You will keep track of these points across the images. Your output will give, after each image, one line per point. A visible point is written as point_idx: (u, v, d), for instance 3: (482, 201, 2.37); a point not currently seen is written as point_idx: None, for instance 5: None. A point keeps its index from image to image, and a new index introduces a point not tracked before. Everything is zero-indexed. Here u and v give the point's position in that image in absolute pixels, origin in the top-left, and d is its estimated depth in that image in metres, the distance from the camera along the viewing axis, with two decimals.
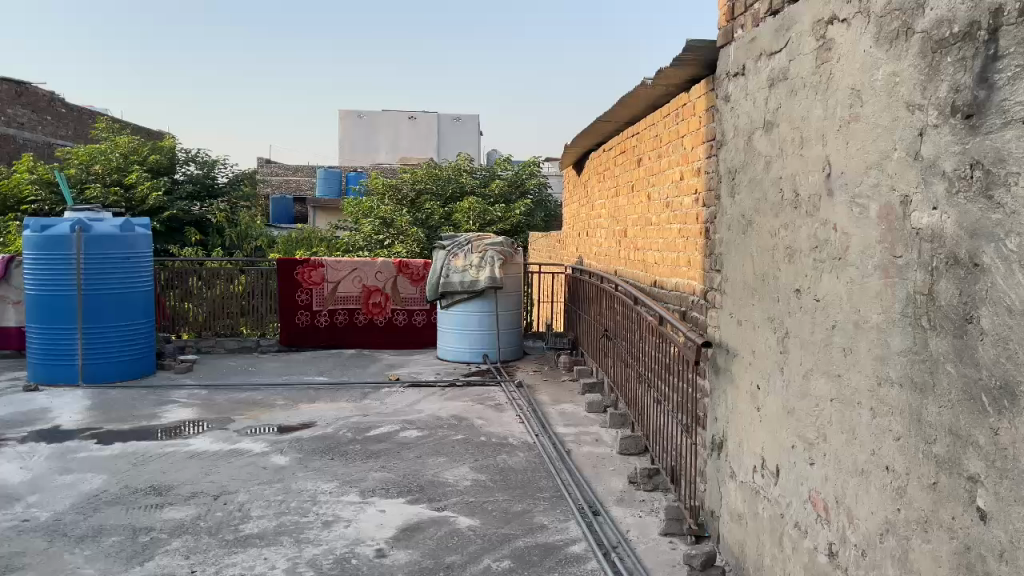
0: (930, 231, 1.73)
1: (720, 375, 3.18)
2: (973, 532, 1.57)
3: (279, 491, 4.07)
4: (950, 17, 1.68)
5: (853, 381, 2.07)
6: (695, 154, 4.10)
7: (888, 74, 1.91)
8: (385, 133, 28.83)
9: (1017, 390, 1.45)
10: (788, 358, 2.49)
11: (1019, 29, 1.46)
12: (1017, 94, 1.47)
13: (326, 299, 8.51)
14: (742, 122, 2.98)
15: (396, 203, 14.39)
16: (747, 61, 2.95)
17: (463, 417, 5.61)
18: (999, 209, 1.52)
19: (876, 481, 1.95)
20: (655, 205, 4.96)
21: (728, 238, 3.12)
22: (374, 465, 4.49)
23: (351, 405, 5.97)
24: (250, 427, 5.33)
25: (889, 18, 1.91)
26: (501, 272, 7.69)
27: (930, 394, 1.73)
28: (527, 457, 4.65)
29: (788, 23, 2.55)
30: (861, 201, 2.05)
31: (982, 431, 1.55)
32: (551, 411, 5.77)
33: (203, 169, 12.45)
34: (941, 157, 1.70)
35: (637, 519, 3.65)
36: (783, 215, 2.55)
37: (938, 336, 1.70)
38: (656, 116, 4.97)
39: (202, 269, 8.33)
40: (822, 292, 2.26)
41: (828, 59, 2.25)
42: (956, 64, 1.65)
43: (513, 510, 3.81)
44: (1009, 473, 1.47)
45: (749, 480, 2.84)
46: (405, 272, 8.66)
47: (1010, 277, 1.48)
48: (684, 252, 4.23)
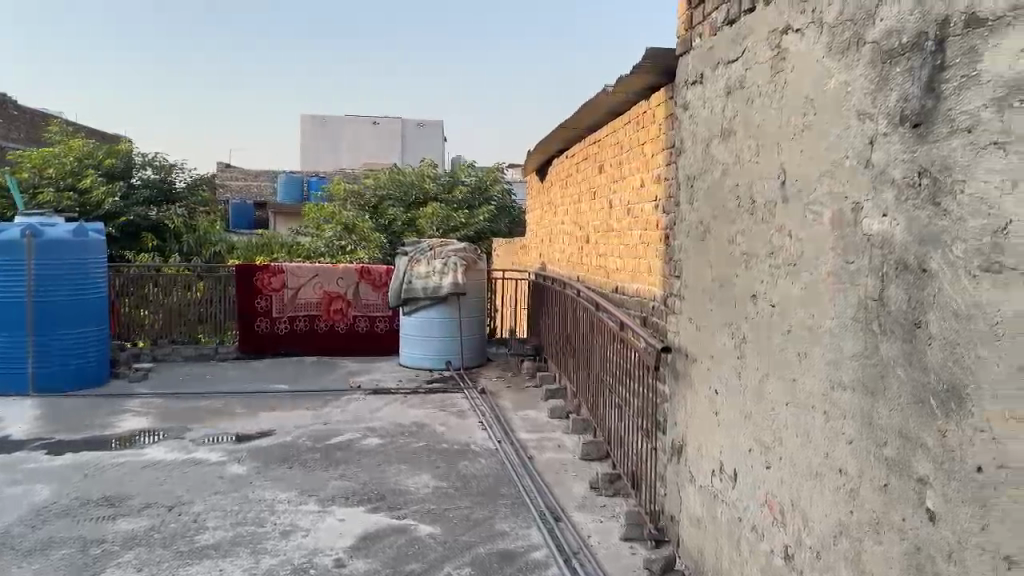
0: (881, 237, 1.77)
1: (680, 380, 3.20)
2: (923, 533, 1.60)
3: (236, 500, 4.01)
4: (899, 28, 1.71)
5: (807, 385, 2.10)
6: (655, 161, 4.15)
7: (840, 83, 1.95)
8: (347, 138, 28.67)
9: (964, 393, 1.49)
10: (745, 363, 2.52)
11: (966, 40, 1.50)
12: (962, 104, 1.51)
13: (286, 305, 8.39)
14: (701, 130, 3.01)
15: (358, 208, 14.31)
16: (705, 69, 2.98)
17: (424, 423, 5.58)
18: (946, 216, 1.55)
19: (830, 484, 1.98)
20: (616, 212, 4.99)
21: (687, 244, 3.15)
22: (333, 473, 4.44)
23: (312, 413, 5.90)
24: (207, 436, 5.25)
25: (841, 28, 1.95)
26: (464, 277, 7.65)
27: (880, 398, 1.76)
28: (489, 464, 4.63)
29: (745, 33, 2.58)
30: (815, 209, 2.08)
31: (930, 433, 1.58)
32: (514, 417, 5.77)
33: (160, 173, 12.12)
34: (890, 164, 1.73)
35: (598, 524, 3.66)
36: (740, 221, 2.59)
37: (889, 340, 1.73)
38: (617, 124, 5.01)
39: (158, 275, 8.20)
40: (778, 298, 2.29)
41: (783, 68, 2.28)
42: (904, 73, 1.69)
43: (474, 517, 3.80)
44: (956, 474, 1.50)
45: (708, 484, 2.86)
46: (367, 278, 8.60)
47: (957, 282, 1.51)
48: (645, 258, 4.26)
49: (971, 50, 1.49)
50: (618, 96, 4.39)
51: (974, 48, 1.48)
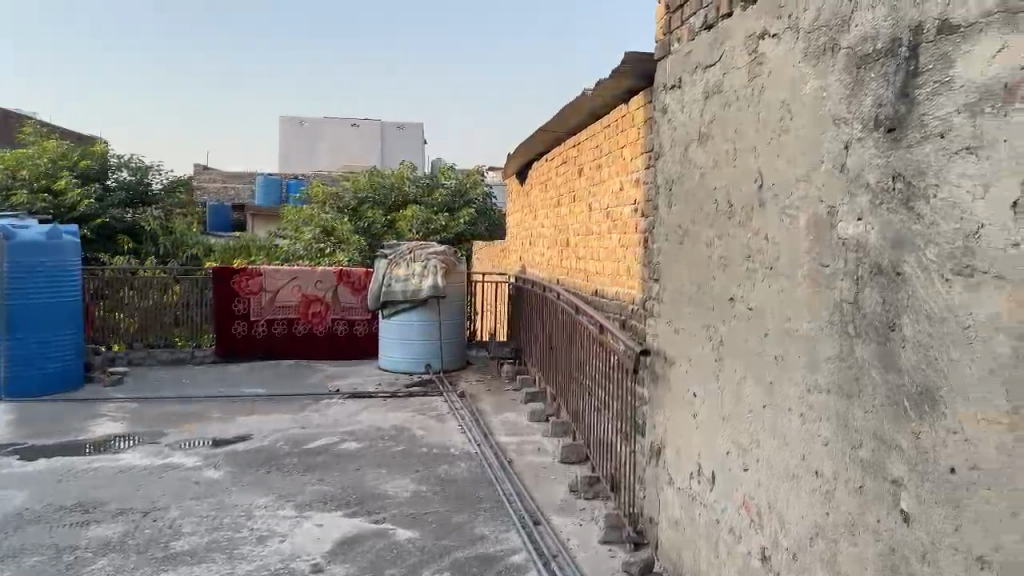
0: (856, 241, 1.78)
1: (658, 382, 3.21)
2: (897, 534, 1.61)
3: (212, 506, 3.96)
4: (873, 34, 1.73)
5: (784, 387, 2.12)
6: (634, 165, 4.16)
7: (817, 88, 1.96)
8: (327, 141, 28.54)
9: (937, 395, 1.50)
10: (723, 365, 2.53)
11: (938, 46, 1.52)
12: (934, 109, 1.53)
13: (264, 308, 8.33)
14: (679, 133, 3.02)
15: (338, 211, 14.26)
16: (683, 73, 3.00)
17: (404, 427, 5.56)
18: (919, 220, 1.57)
19: (806, 486, 1.99)
20: (595, 215, 5.00)
21: (665, 247, 3.16)
22: (311, 478, 4.41)
23: (290, 417, 5.86)
24: (183, 441, 5.19)
25: (817, 33, 1.97)
26: (444, 280, 7.65)
27: (856, 400, 1.77)
28: (468, 467, 4.62)
29: (723, 38, 2.60)
30: (791, 212, 2.10)
31: (904, 435, 1.59)
32: (494, 420, 5.75)
33: (136, 175, 12.05)
34: (865, 169, 1.75)
35: (577, 527, 3.66)
36: (718, 225, 2.60)
37: (864, 342, 1.74)
38: (597, 127, 5.02)
39: (134, 279, 8.11)
40: (755, 300, 2.30)
41: (761, 73, 2.30)
42: (879, 79, 1.70)
43: (453, 521, 3.78)
44: (929, 476, 1.52)
45: (686, 486, 2.87)
46: (346, 281, 8.55)
47: (930, 285, 1.53)
48: (624, 261, 4.27)
49: (943, 56, 1.50)
50: (598, 99, 4.40)
51: (946, 55, 1.50)
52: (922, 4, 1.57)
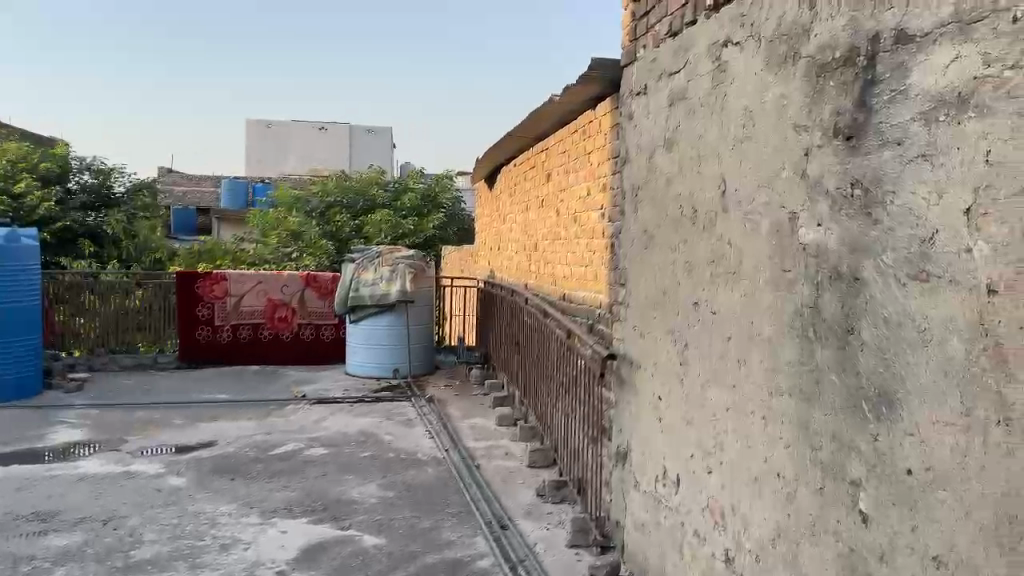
0: (816, 246, 1.81)
1: (625, 386, 3.22)
2: (856, 535, 1.64)
3: (175, 513, 3.90)
4: (832, 43, 1.76)
5: (746, 391, 2.14)
6: (602, 171, 4.18)
7: (778, 96, 1.99)
8: (294, 144, 28.31)
9: (894, 398, 1.53)
10: (687, 370, 2.55)
11: (894, 56, 1.56)
12: (891, 118, 1.56)
13: (229, 313, 8.23)
14: (644, 140, 3.05)
15: (304, 215, 14.15)
16: (649, 80, 3.02)
17: (371, 433, 5.53)
18: (878, 226, 1.60)
19: (768, 488, 2.02)
20: (563, 220, 5.03)
21: (631, 251, 3.18)
22: (276, 485, 4.36)
23: (255, 423, 5.79)
24: (145, 448, 5.10)
25: (778, 42, 2.00)
26: (412, 285, 7.63)
27: (816, 403, 1.80)
28: (436, 473, 4.61)
29: (687, 46, 2.63)
30: (753, 218, 2.13)
31: (863, 437, 1.62)
32: (462, 425, 5.74)
33: (99, 177, 11.95)
34: (825, 176, 1.78)
35: (545, 532, 3.66)
36: (682, 230, 2.63)
37: (823, 347, 1.77)
38: (564, 133, 5.05)
39: (96, 283, 7.97)
40: (718, 305, 2.33)
41: (723, 80, 2.33)
42: (838, 88, 1.74)
43: (420, 526, 3.77)
44: (887, 477, 1.54)
45: (652, 490, 2.89)
46: (313, 285, 8.48)
47: (887, 290, 1.56)
48: (592, 266, 4.29)
49: (900, 65, 1.54)
50: (564, 105, 4.44)
51: (903, 64, 1.53)
52: (878, 14, 1.61)
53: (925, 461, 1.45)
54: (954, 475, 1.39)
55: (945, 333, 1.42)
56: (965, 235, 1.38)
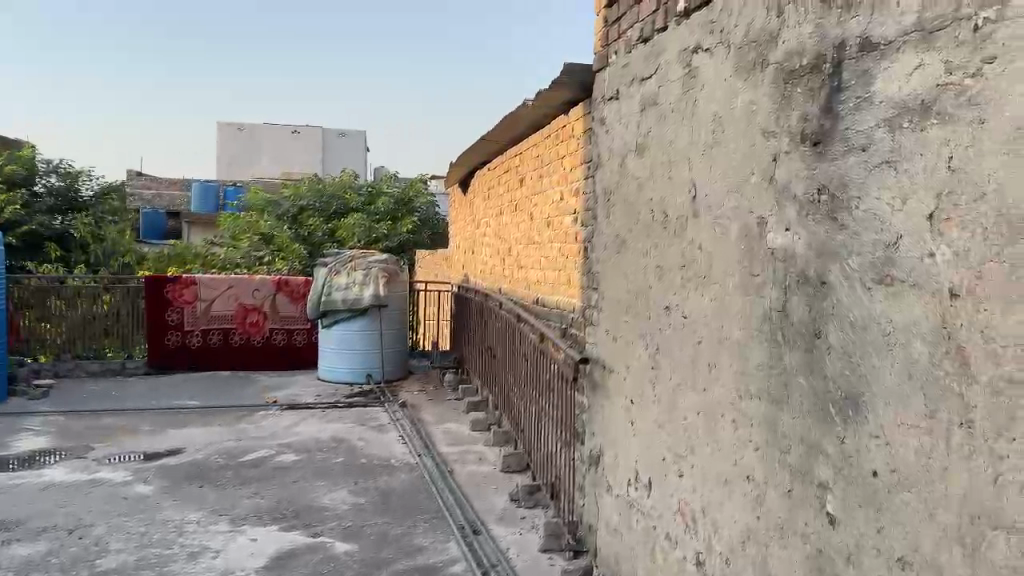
0: (784, 251, 1.83)
1: (597, 390, 3.23)
2: (824, 537, 1.66)
3: (142, 522, 3.84)
4: (800, 49, 1.79)
5: (716, 394, 2.16)
6: (575, 175, 4.20)
7: (747, 102, 2.02)
8: (267, 147, 28.07)
9: (860, 401, 1.55)
10: (659, 373, 2.57)
11: (860, 63, 1.58)
12: (856, 125, 1.58)
13: (200, 318, 8.13)
14: (616, 145, 3.07)
15: (276, 219, 14.03)
16: (621, 85, 3.04)
17: (343, 438, 5.49)
18: (844, 230, 1.62)
19: (737, 490, 2.03)
20: (536, 225, 5.03)
21: (603, 256, 3.20)
22: (247, 492, 4.31)
23: (225, 430, 5.72)
24: (112, 455, 5.02)
25: (747, 49, 2.02)
26: (385, 288, 7.59)
27: (784, 406, 1.82)
28: (409, 479, 4.58)
29: (658, 51, 2.65)
30: (723, 223, 2.15)
31: (830, 440, 1.64)
32: (435, 430, 5.72)
33: (65, 180, 11.66)
34: (792, 181, 1.80)
35: (517, 536, 3.66)
36: (654, 235, 2.64)
37: (792, 350, 1.79)
38: (537, 138, 5.06)
39: (63, 288, 7.86)
40: (689, 309, 2.35)
41: (694, 86, 2.35)
42: (805, 94, 1.76)
43: (392, 533, 3.74)
44: (855, 479, 1.56)
45: (624, 493, 2.90)
46: (285, 290, 8.42)
47: (853, 295, 1.58)
48: (565, 270, 4.31)
49: (865, 73, 1.56)
50: (537, 110, 4.45)
51: (868, 71, 1.56)
52: (844, 22, 1.63)
53: (890, 462, 1.47)
54: (916, 477, 1.41)
55: (909, 336, 1.44)
56: (929, 239, 1.40)
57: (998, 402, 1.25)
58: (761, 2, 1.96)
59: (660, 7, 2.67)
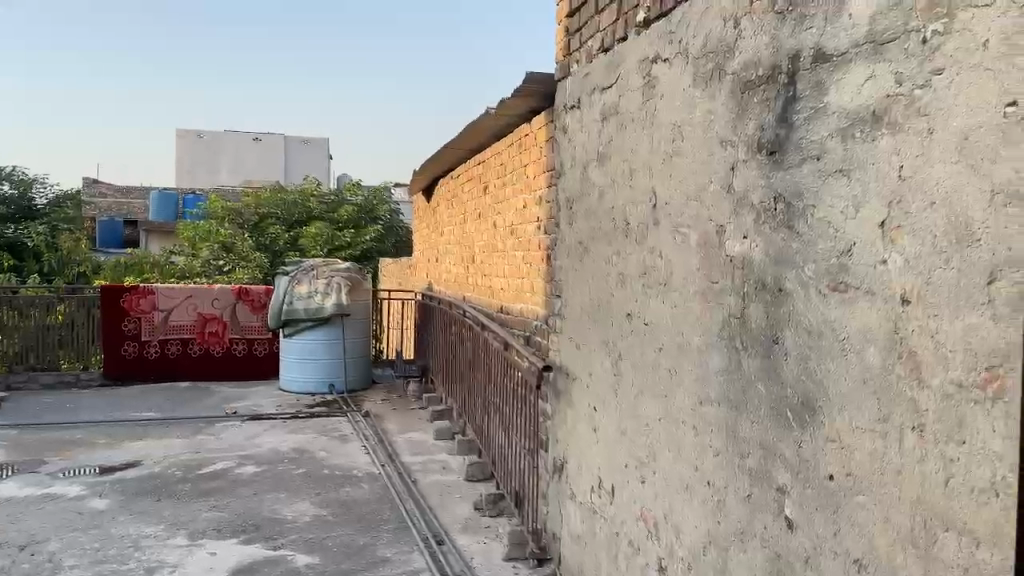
0: (742, 258, 1.86)
1: (561, 398, 3.23)
2: (782, 541, 1.68)
3: (97, 537, 3.75)
4: (756, 60, 1.82)
5: (677, 400, 2.18)
6: (538, 183, 4.22)
7: (705, 111, 2.04)
8: (227, 154, 27.76)
9: (816, 406, 1.58)
10: (621, 379, 2.58)
11: (813, 74, 1.61)
12: (811, 134, 1.61)
13: (157, 328, 8.00)
14: (578, 153, 3.09)
15: (237, 227, 13.89)
16: (582, 95, 3.06)
17: (305, 449, 5.42)
18: (799, 238, 1.65)
19: (698, 496, 2.05)
20: (500, 233, 5.04)
21: (567, 264, 3.20)
22: (205, 505, 4.23)
23: (184, 442, 5.62)
24: (66, 469, 4.90)
25: (704, 59, 2.05)
26: (348, 297, 7.53)
27: (743, 411, 1.84)
28: (371, 489, 4.54)
29: (618, 61, 2.67)
30: (682, 230, 2.17)
31: (788, 444, 1.67)
32: (399, 440, 5.68)
33: (19, 189, 11.95)
34: (749, 190, 1.83)
35: (482, 546, 3.65)
36: (616, 242, 2.65)
37: (750, 356, 1.81)
38: (501, 146, 5.08)
39: (15, 298, 7.66)
40: (650, 316, 2.36)
41: (653, 95, 2.38)
42: (761, 104, 1.79)
43: (355, 544, 3.71)
44: (811, 483, 1.59)
45: (588, 500, 2.91)
46: (245, 299, 8.30)
47: (809, 301, 1.61)
48: (528, 278, 4.32)
49: (819, 83, 1.59)
50: (500, 119, 4.46)
51: (821, 82, 1.59)
52: (798, 34, 1.66)
53: (845, 466, 1.50)
54: (871, 480, 1.44)
55: (863, 342, 1.46)
56: (880, 247, 1.43)
57: (949, 405, 1.28)
58: (718, 13, 2.00)
59: (620, 18, 2.70)
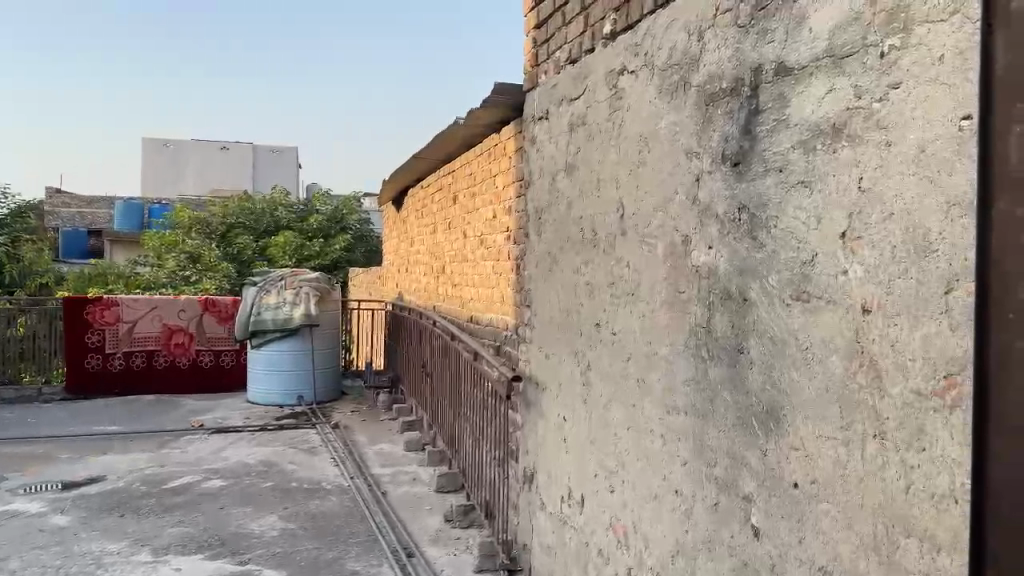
0: (708, 268, 1.87)
1: (531, 408, 3.23)
2: (749, 548, 1.69)
3: (58, 554, 3.67)
4: (719, 73, 1.84)
5: (646, 410, 2.19)
6: (507, 193, 4.23)
7: (671, 123, 2.06)
8: (193, 163, 27.46)
9: (781, 414, 1.60)
10: (590, 389, 2.59)
11: (775, 86, 1.64)
12: (773, 146, 1.64)
13: (122, 340, 7.87)
14: (547, 163, 3.09)
15: (204, 237, 13.73)
16: (550, 105, 3.08)
17: (273, 462, 5.36)
18: (762, 248, 1.67)
19: (667, 505, 2.06)
20: (469, 242, 5.03)
21: (536, 274, 3.21)
22: (169, 520, 4.16)
23: (148, 456, 5.52)
24: (27, 485, 4.79)
25: (670, 71, 2.07)
26: (317, 308, 7.48)
27: (710, 420, 1.85)
28: (340, 502, 4.50)
29: (585, 72, 2.69)
30: (649, 240, 2.18)
31: (754, 452, 1.68)
32: (369, 452, 5.64)
33: None
34: (714, 201, 1.85)
35: (452, 557, 3.64)
36: (584, 252, 2.66)
37: (716, 365, 1.83)
38: (470, 156, 5.07)
39: None
40: (619, 326, 2.37)
41: (620, 107, 2.39)
42: (724, 116, 1.81)
43: (323, 558, 3.66)
44: (777, 491, 1.60)
45: (558, 510, 2.90)
46: (212, 310, 8.21)
47: (772, 310, 1.63)
48: (498, 288, 4.32)
49: (780, 96, 1.62)
50: (470, 128, 4.46)
51: (782, 94, 1.62)
52: (760, 47, 1.69)
53: (809, 473, 1.52)
54: (835, 487, 1.45)
55: (826, 351, 1.48)
56: (841, 257, 1.45)
57: (909, 413, 1.30)
58: (683, 26, 2.02)
59: (587, 29, 2.72)
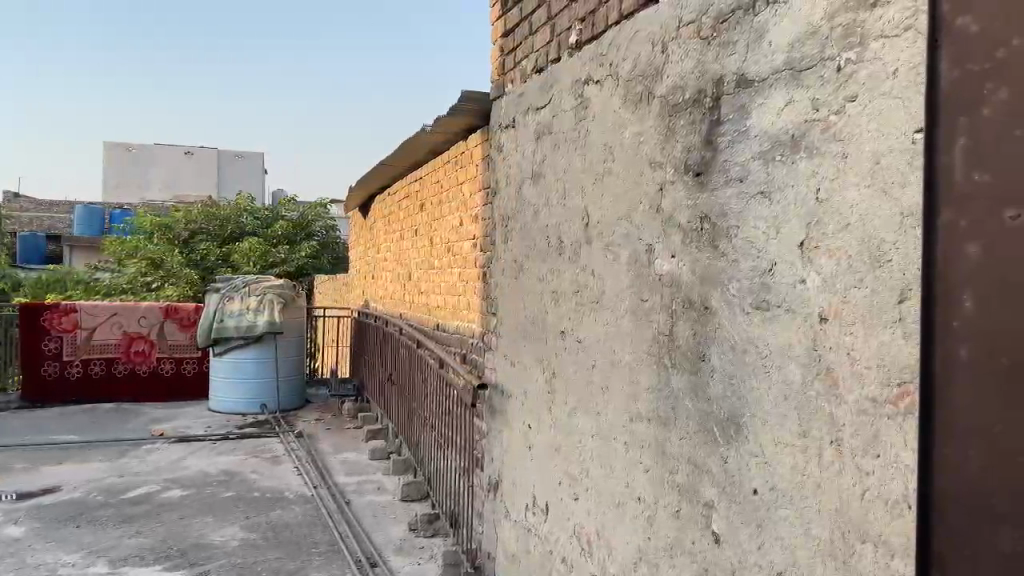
0: (670, 276, 1.89)
1: (496, 417, 3.23)
2: (709, 555, 1.70)
3: (11, 566, 3.58)
4: (682, 84, 1.87)
5: (609, 417, 2.20)
6: (474, 201, 4.23)
7: (634, 133, 2.08)
8: (157, 169, 27.05)
9: (740, 421, 1.62)
10: (555, 397, 2.59)
11: (736, 96, 1.67)
12: (735, 156, 1.66)
13: (79, 348, 7.71)
14: (513, 171, 3.10)
15: (166, 243, 13.59)
16: (516, 113, 3.09)
17: (235, 472, 5.28)
18: (723, 257, 1.69)
19: (629, 511, 2.07)
20: (436, 249, 5.01)
21: (502, 281, 3.21)
22: (127, 531, 4.07)
23: (106, 466, 5.41)
24: None
25: (635, 82, 2.09)
26: (281, 314, 7.40)
27: (672, 428, 1.87)
28: (303, 511, 4.45)
29: (551, 82, 2.71)
30: (614, 248, 2.20)
31: (714, 458, 1.70)
32: (333, 461, 5.59)
33: None
34: (677, 211, 1.87)
35: (416, 567, 3.63)
36: (549, 260, 2.68)
37: (678, 373, 1.84)
38: (437, 163, 5.06)
39: None
40: (583, 333, 2.38)
41: (585, 116, 2.41)
42: (688, 127, 1.83)
43: (285, 568, 3.62)
44: (737, 498, 1.62)
45: (522, 518, 2.90)
46: (174, 317, 8.09)
47: (732, 317, 1.65)
48: (464, 296, 4.31)
49: (741, 107, 1.64)
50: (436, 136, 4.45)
51: (744, 104, 1.64)
52: (722, 59, 1.72)
53: (769, 480, 1.53)
54: (795, 493, 1.47)
55: (784, 359, 1.51)
56: (799, 266, 1.47)
57: (865, 420, 1.32)
58: (647, 38, 2.04)
59: (554, 39, 2.74)
